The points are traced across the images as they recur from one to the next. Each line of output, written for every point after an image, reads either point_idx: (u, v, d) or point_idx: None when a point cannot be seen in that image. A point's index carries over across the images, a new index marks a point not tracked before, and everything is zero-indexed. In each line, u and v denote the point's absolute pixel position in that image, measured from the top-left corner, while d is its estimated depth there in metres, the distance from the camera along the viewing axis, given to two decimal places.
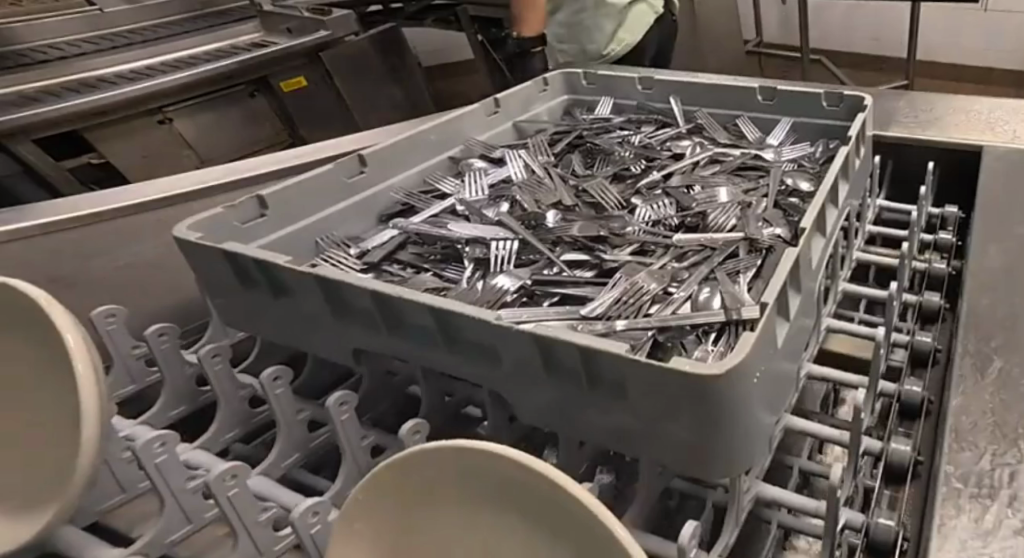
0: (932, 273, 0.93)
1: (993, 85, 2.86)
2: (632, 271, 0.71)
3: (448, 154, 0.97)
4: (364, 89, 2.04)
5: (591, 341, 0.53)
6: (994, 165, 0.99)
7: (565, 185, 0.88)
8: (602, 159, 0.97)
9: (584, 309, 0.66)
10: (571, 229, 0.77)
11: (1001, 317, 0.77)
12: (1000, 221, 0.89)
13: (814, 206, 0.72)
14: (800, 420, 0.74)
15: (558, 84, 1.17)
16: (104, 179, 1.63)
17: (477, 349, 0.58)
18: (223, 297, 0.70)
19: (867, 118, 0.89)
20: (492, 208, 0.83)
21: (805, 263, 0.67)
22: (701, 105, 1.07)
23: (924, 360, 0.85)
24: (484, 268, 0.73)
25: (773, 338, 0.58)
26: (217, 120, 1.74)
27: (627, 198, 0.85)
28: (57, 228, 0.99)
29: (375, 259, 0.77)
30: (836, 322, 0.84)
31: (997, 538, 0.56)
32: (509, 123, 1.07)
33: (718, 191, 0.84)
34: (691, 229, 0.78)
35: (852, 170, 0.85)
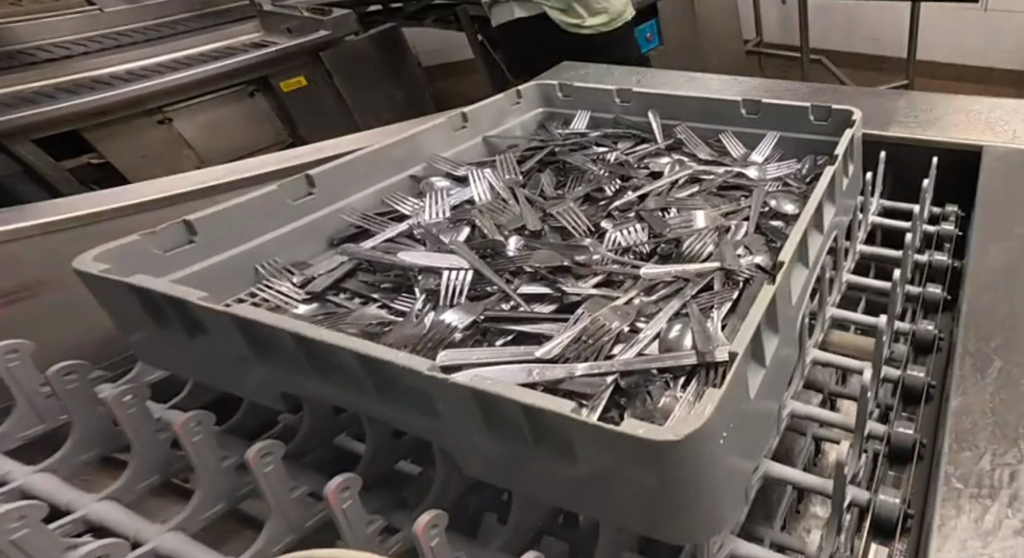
0: (926, 297, 0.85)
1: (994, 85, 2.78)
2: (595, 305, 0.64)
3: (409, 173, 0.92)
4: (365, 92, 1.99)
5: (534, 397, 0.46)
6: (994, 165, 0.92)
7: (526, 210, 0.81)
8: (572, 182, 0.90)
9: (539, 350, 0.60)
10: (532, 259, 0.71)
11: (1001, 318, 0.73)
12: (1001, 220, 0.83)
13: (796, 233, 0.66)
14: (778, 465, 0.68)
15: (532, 96, 1.10)
16: (104, 180, 1.58)
17: (411, 398, 0.52)
18: (140, 334, 0.64)
19: (856, 135, 0.83)
20: (450, 234, 0.77)
21: (783, 299, 0.61)
22: (682, 119, 1.01)
23: (916, 397, 0.77)
24: (434, 301, 0.67)
25: (745, 388, 0.52)
26: (217, 119, 1.68)
27: (597, 222, 0.79)
28: (58, 228, 0.96)
29: (320, 288, 0.72)
30: (823, 354, 0.78)
31: (997, 538, 0.55)
32: (477, 138, 1.02)
33: (694, 214, 0.78)
34: (663, 258, 0.72)
35: (839, 191, 0.79)
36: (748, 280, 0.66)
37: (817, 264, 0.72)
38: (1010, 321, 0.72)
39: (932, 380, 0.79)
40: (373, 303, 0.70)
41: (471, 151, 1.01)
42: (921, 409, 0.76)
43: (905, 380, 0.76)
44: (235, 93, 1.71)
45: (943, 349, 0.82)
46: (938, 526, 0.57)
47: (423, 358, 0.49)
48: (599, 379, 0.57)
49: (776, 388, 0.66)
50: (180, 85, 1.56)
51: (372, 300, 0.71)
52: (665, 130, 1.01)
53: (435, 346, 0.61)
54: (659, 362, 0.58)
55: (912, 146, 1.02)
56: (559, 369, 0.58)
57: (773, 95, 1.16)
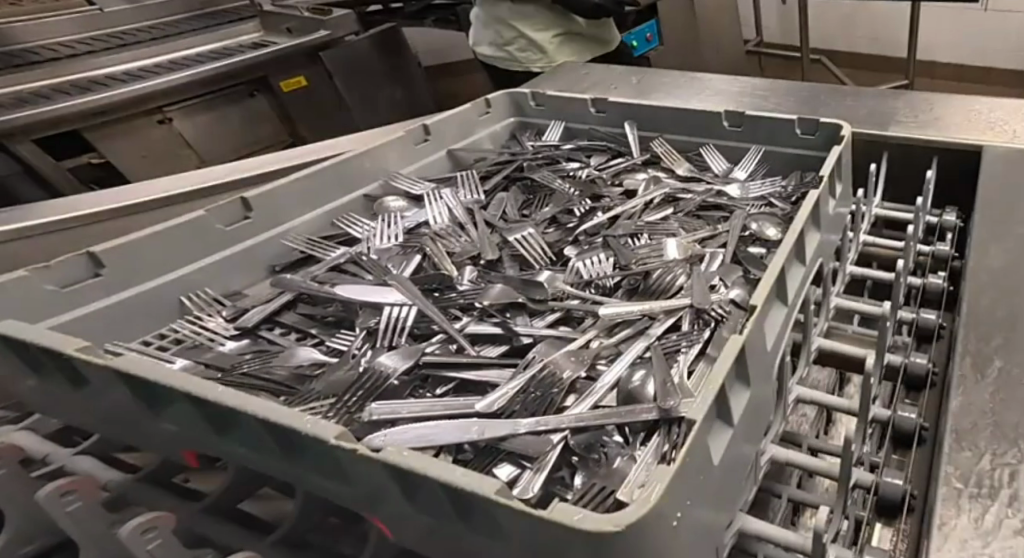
0: (920, 322, 0.73)
1: (993, 85, 2.71)
2: (551, 348, 0.58)
3: (363, 191, 0.86)
4: (365, 88, 1.90)
5: (459, 474, 0.40)
6: (993, 167, 0.84)
7: (482, 239, 0.74)
8: (536, 204, 0.84)
9: (480, 404, 0.53)
10: (486, 296, 0.64)
11: (1003, 317, 0.67)
12: (1001, 218, 0.77)
13: (773, 266, 0.60)
14: (758, 521, 0.59)
15: (501, 105, 1.02)
16: (104, 179, 1.51)
17: (323, 466, 0.45)
18: (32, 382, 0.57)
19: (844, 153, 0.76)
20: (402, 265, 0.71)
21: (757, 348, 0.55)
22: (660, 132, 0.94)
23: (907, 440, 0.65)
24: (371, 341, 0.61)
25: (707, 453, 0.46)
26: (216, 121, 1.62)
27: (560, 249, 0.73)
28: (57, 228, 1.00)
29: (252, 323, 0.66)
30: (810, 392, 0.68)
31: (997, 538, 0.50)
32: (441, 151, 0.95)
33: (666, 241, 0.71)
34: (631, 291, 0.66)
35: (825, 215, 0.72)
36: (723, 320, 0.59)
37: (798, 299, 0.66)
38: (1015, 322, 0.66)
39: (924, 422, 0.67)
40: (311, 341, 0.64)
41: (434, 166, 0.94)
42: (912, 453, 0.65)
43: (893, 421, 0.65)
44: (234, 93, 1.65)
45: (937, 383, 0.70)
46: (936, 525, 0.52)
47: (331, 424, 0.43)
48: (549, 435, 0.51)
49: (751, 436, 0.58)
50: (183, 85, 1.50)
51: (310, 336, 0.65)
52: (642, 144, 0.94)
53: (367, 397, 0.55)
54: (614, 418, 0.51)
55: (913, 147, 0.92)
56: (498, 424, 0.51)
57: (772, 95, 1.07)
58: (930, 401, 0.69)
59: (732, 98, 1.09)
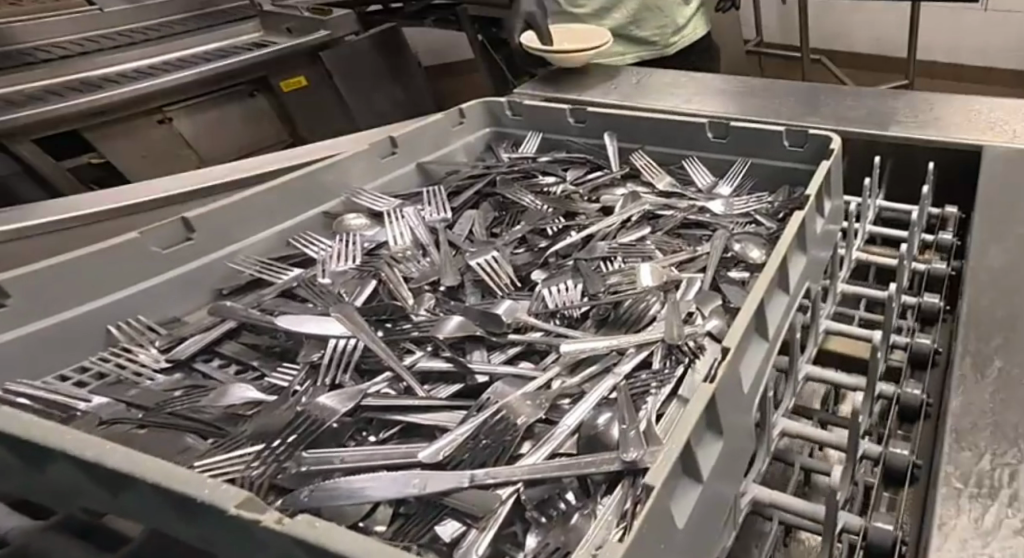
0: (914, 347, 0.68)
1: (994, 85, 2.66)
2: (511, 388, 0.53)
3: (321, 208, 0.84)
4: (362, 88, 1.83)
5: (372, 547, 0.36)
6: (994, 168, 0.79)
7: (446, 264, 0.70)
8: (507, 225, 0.79)
9: (422, 453, 0.48)
10: (441, 328, 0.60)
11: (1006, 317, 0.62)
12: (1002, 218, 0.72)
13: (753, 296, 0.56)
14: None
15: (476, 115, 0.97)
16: (105, 180, 1.44)
17: (223, 539, 0.40)
18: None
19: (832, 168, 0.72)
20: (360, 296, 0.67)
21: (728, 391, 0.50)
22: (640, 143, 0.89)
23: (898, 480, 0.58)
24: (312, 379, 0.56)
25: (666, 519, 0.42)
26: (218, 119, 1.57)
27: (526, 274, 0.69)
28: (57, 229, 0.97)
29: (187, 355, 0.63)
30: (794, 424, 0.61)
31: (997, 538, 0.46)
32: (411, 163, 0.91)
33: (638, 267, 0.66)
34: (601, 321, 0.61)
35: (810, 235, 0.67)
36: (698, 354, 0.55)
37: (782, 330, 0.61)
38: (1019, 322, 0.61)
39: (917, 457, 0.61)
40: (252, 377, 0.60)
41: (403, 179, 0.90)
42: (904, 490, 0.58)
43: (885, 458, 0.59)
44: (233, 93, 1.60)
45: (933, 413, 0.64)
46: (935, 523, 0.47)
47: (235, 492, 0.39)
48: (498, 489, 0.46)
49: (730, 486, 0.52)
50: (184, 84, 1.46)
51: (251, 370, 0.61)
52: (622, 155, 0.89)
53: (299, 444, 0.50)
54: (574, 470, 0.46)
55: (913, 147, 0.87)
56: (448, 478, 0.46)
57: (772, 97, 1.01)
58: (925, 434, 0.63)
59: (737, 97, 1.03)
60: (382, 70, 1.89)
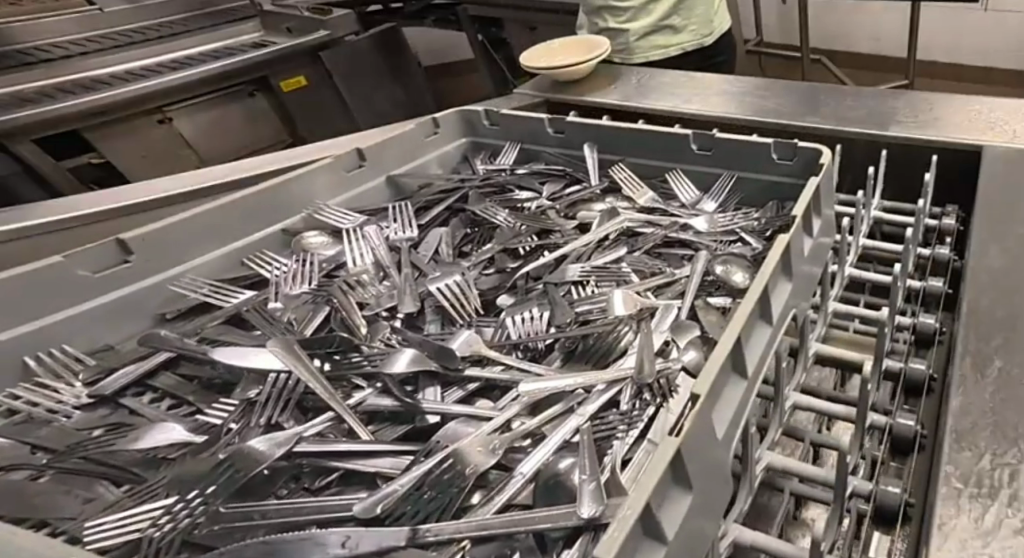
0: (919, 327, 0.69)
1: (994, 84, 2.70)
2: (462, 429, 0.52)
3: (281, 225, 0.83)
4: (364, 89, 1.89)
5: None
6: (994, 169, 0.82)
7: (407, 291, 0.67)
8: (483, 242, 0.76)
9: (435, 436, 0.52)
10: (395, 361, 0.58)
11: (1005, 318, 0.65)
12: (1001, 218, 0.75)
13: (757, 284, 0.54)
14: (752, 530, 0.52)
15: (451, 126, 0.92)
16: (105, 179, 1.52)
17: None
18: None
19: (823, 183, 0.65)
20: (313, 327, 0.66)
21: (736, 355, 0.51)
22: (625, 154, 0.82)
23: (906, 448, 0.61)
24: (245, 419, 0.55)
25: None
26: (217, 119, 1.62)
27: (491, 300, 0.67)
28: (40, 230, 1.03)
29: (110, 391, 0.63)
30: (805, 397, 0.60)
31: (996, 539, 0.50)
32: (380, 178, 0.88)
33: (610, 295, 0.61)
34: (566, 357, 0.57)
35: (795, 257, 0.61)
36: (669, 374, 0.52)
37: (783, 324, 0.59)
38: (1019, 322, 0.64)
39: (923, 426, 0.63)
40: (188, 412, 0.60)
41: (374, 194, 0.88)
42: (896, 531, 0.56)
43: (893, 427, 0.61)
44: (234, 93, 1.65)
45: (936, 389, 0.66)
46: (935, 524, 0.51)
47: None
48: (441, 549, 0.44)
49: (751, 452, 0.53)
50: (183, 85, 1.51)
51: (185, 406, 0.61)
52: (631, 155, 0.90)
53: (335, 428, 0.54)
54: (523, 527, 0.44)
55: (913, 146, 0.89)
56: (379, 534, 0.45)
57: (771, 95, 1.04)
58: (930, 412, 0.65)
59: (735, 95, 1.06)
60: (382, 70, 1.94)
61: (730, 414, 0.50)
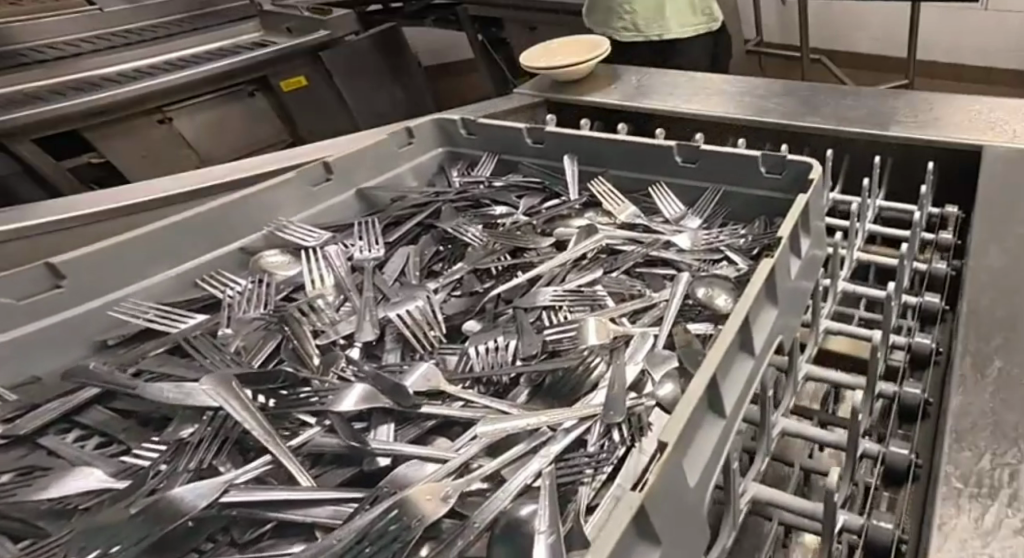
0: (915, 347, 0.65)
1: (994, 84, 2.68)
2: (411, 473, 0.47)
3: (240, 243, 0.78)
4: (364, 90, 1.87)
5: None
6: (994, 169, 0.79)
7: (366, 317, 0.63)
8: (454, 260, 0.71)
9: (390, 474, 0.48)
10: (345, 399, 0.53)
11: (1006, 318, 0.63)
12: (1000, 218, 0.73)
13: (733, 316, 0.49)
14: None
15: (427, 135, 0.88)
16: (105, 179, 1.51)
17: None
18: None
19: (811, 201, 0.60)
20: (261, 358, 0.61)
21: (713, 397, 0.46)
22: (606, 166, 0.78)
23: (900, 479, 0.56)
24: (175, 461, 0.51)
25: None
26: (217, 120, 1.60)
27: (457, 325, 0.62)
28: (32, 232, 1.00)
29: (26, 431, 0.57)
30: (794, 423, 0.56)
31: (996, 538, 0.48)
32: (349, 190, 0.83)
33: (582, 322, 0.57)
34: (534, 391, 0.54)
35: (780, 282, 0.55)
36: (636, 415, 0.49)
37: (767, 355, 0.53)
38: (1019, 322, 0.62)
39: (918, 457, 0.58)
40: (116, 451, 0.56)
41: (342, 208, 0.83)
42: None
43: (885, 456, 0.56)
44: (234, 92, 1.63)
45: (931, 414, 0.62)
46: (935, 523, 0.49)
47: None
48: None
49: (732, 482, 0.48)
50: (181, 85, 1.49)
51: (116, 444, 0.56)
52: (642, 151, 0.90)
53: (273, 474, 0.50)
54: None
55: (913, 147, 0.87)
56: None
57: (771, 95, 1.01)
58: (924, 436, 0.60)
59: (733, 97, 1.03)
60: (382, 70, 1.90)
61: (706, 459, 0.45)
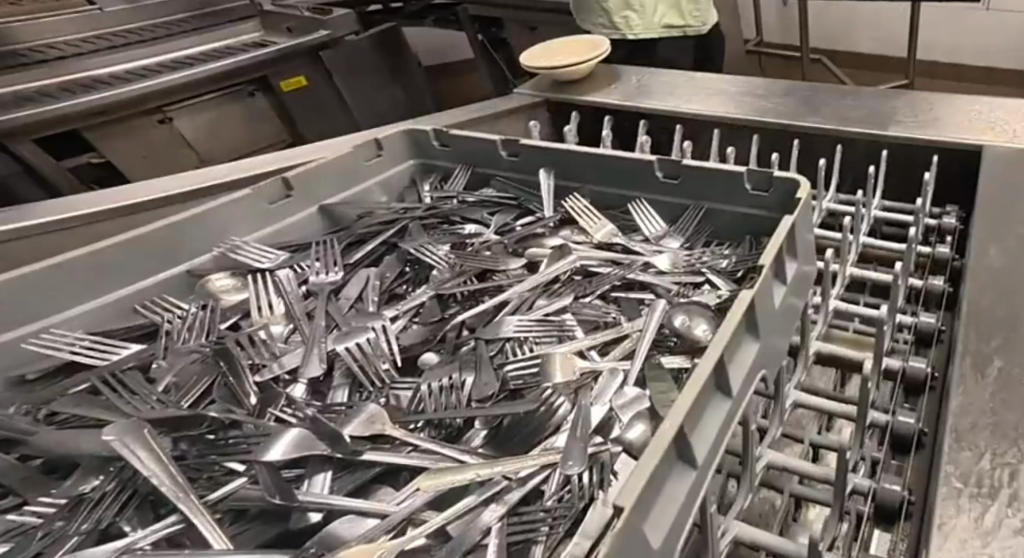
0: (908, 373, 0.58)
1: (994, 85, 2.65)
2: (348, 530, 0.43)
3: (187, 265, 0.72)
4: (364, 90, 1.86)
5: None
6: (997, 169, 0.77)
7: (313, 351, 0.57)
8: (420, 282, 0.66)
9: (325, 530, 0.43)
10: (278, 442, 0.48)
11: (1008, 318, 0.60)
12: (1001, 218, 0.70)
13: (713, 348, 0.42)
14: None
15: (397, 146, 0.80)
16: (105, 180, 1.50)
17: None
18: None
19: (797, 222, 0.53)
20: (194, 398, 0.54)
21: (685, 447, 0.38)
22: (583, 181, 0.70)
23: (893, 518, 0.50)
24: (71, 518, 0.46)
25: None
26: (215, 121, 1.58)
27: (414, 356, 0.57)
28: (28, 233, 0.97)
29: None
30: (779, 454, 0.51)
31: (997, 538, 0.45)
32: (312, 207, 0.76)
33: (546, 356, 0.52)
34: (490, 435, 0.48)
35: (761, 313, 0.47)
36: (599, 462, 0.45)
37: (747, 397, 0.45)
38: (1020, 323, 0.59)
39: (911, 492, 0.52)
40: (8, 506, 0.49)
41: (301, 227, 0.76)
42: None
43: (877, 492, 0.50)
44: (235, 92, 1.60)
45: (927, 445, 0.55)
46: (935, 524, 0.46)
47: None
48: None
49: (710, 522, 0.42)
50: (182, 84, 1.47)
51: (9, 496, 0.49)
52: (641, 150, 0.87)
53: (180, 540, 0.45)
54: None
55: (913, 146, 0.85)
56: None
57: (770, 95, 0.99)
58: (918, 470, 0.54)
59: (733, 97, 1.00)
60: (382, 71, 1.90)
61: (673, 521, 0.36)
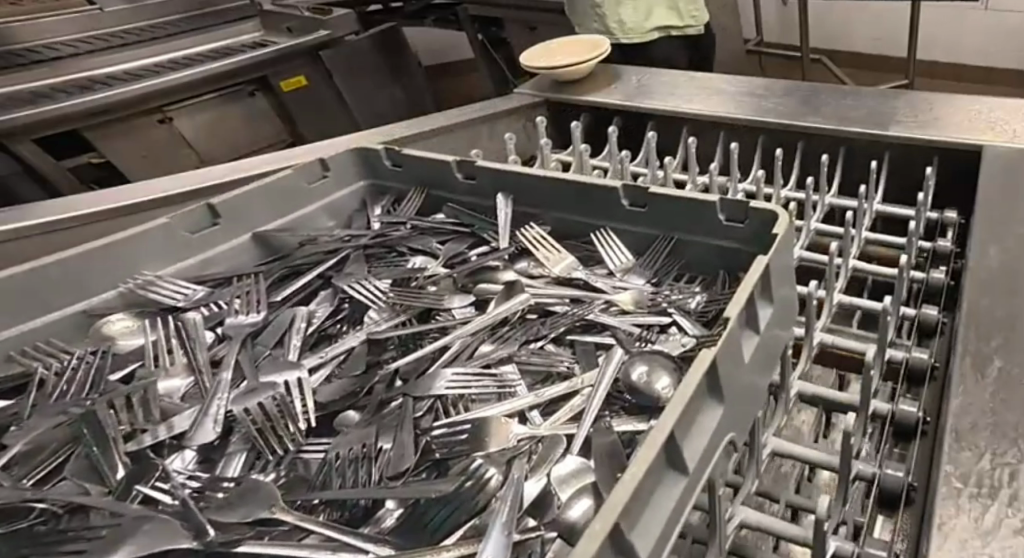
0: (899, 416, 0.53)
1: (995, 84, 2.61)
2: None
3: (84, 304, 0.65)
4: (364, 89, 1.82)
5: None
6: (999, 168, 0.73)
7: (209, 410, 0.51)
8: (355, 323, 0.60)
9: None
10: (129, 540, 0.42)
11: (1008, 318, 0.56)
12: (1001, 217, 0.66)
13: (662, 422, 0.37)
14: None
15: (343, 167, 0.76)
16: (105, 179, 1.47)
17: None
18: None
19: (773, 261, 0.49)
20: (41, 475, 0.49)
21: (624, 541, 0.34)
22: (543, 209, 0.66)
23: None
24: None
25: None
26: (216, 122, 1.55)
27: (341, 414, 0.51)
28: (19, 234, 0.94)
29: None
30: (754, 514, 0.47)
31: (998, 538, 0.42)
32: (244, 234, 0.70)
33: (483, 417, 0.47)
34: (403, 517, 0.42)
35: (721, 373, 0.42)
36: (527, 551, 0.40)
37: (709, 465, 0.41)
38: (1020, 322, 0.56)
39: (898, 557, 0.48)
40: None
41: (231, 257, 0.70)
42: None
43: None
44: (234, 92, 1.57)
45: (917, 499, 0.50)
46: (934, 523, 0.43)
47: None
48: None
49: None
50: (181, 84, 1.43)
51: None
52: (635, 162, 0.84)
53: None
54: None
55: (913, 146, 0.81)
56: None
57: (768, 96, 0.95)
58: (909, 526, 0.50)
59: (733, 97, 0.96)
60: (382, 72, 1.86)
61: None
